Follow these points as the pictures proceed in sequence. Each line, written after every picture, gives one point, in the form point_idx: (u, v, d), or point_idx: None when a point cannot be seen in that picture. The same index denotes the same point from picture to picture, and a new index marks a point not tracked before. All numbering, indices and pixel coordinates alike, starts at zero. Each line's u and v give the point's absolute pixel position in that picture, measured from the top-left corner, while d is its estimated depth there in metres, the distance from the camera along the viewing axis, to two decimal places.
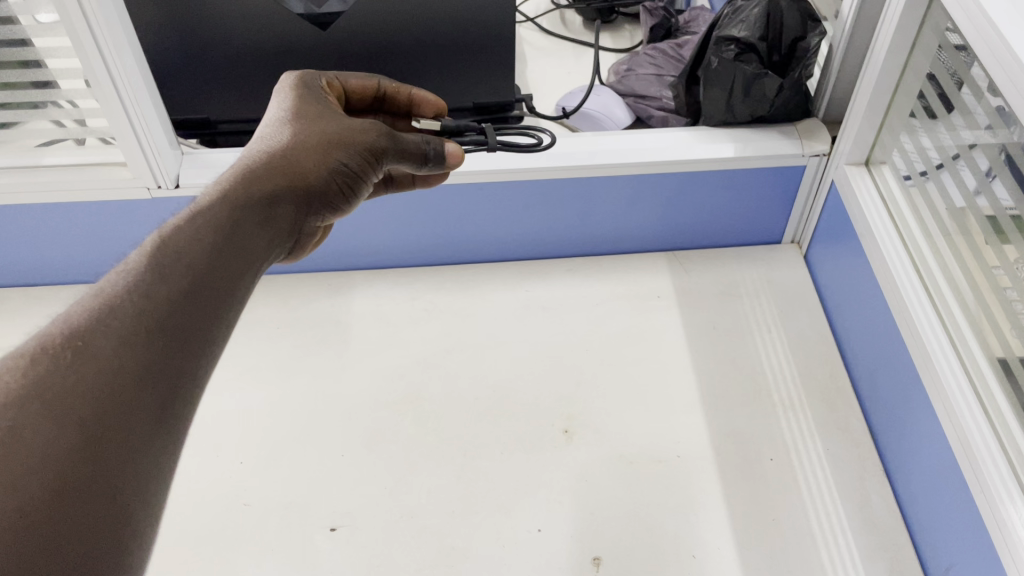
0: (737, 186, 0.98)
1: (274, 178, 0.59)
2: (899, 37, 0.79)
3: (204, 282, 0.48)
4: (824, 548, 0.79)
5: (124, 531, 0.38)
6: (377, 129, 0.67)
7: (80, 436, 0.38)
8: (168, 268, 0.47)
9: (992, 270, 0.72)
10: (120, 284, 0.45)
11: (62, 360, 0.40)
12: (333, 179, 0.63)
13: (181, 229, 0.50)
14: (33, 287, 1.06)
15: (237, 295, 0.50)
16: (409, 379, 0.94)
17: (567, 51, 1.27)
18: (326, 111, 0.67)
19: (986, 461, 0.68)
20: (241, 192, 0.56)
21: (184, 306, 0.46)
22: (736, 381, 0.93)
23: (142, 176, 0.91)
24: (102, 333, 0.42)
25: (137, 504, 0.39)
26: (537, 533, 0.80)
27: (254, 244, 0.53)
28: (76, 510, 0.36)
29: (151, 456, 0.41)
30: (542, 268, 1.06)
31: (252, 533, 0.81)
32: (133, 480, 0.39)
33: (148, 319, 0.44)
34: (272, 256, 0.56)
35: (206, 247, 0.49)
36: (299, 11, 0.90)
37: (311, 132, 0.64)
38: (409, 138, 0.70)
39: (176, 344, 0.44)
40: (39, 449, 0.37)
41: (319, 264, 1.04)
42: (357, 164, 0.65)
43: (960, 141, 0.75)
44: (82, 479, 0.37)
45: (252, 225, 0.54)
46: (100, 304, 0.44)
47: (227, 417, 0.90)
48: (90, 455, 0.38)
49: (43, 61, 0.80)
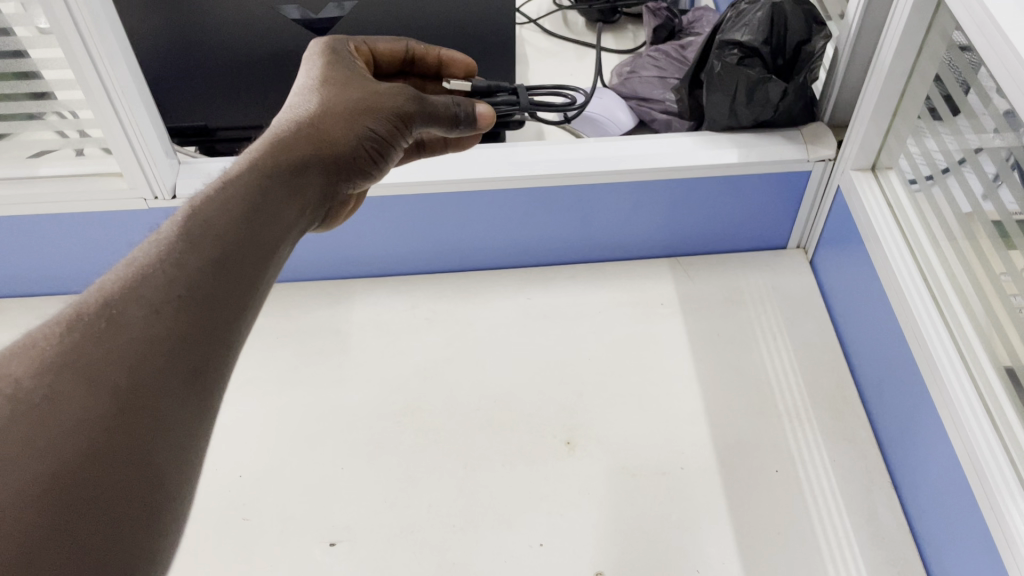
0: (743, 191, 0.97)
1: (302, 146, 0.58)
2: (904, 41, 0.77)
3: (234, 249, 0.48)
4: (830, 561, 0.78)
5: (159, 487, 0.39)
6: (407, 95, 0.66)
7: (113, 398, 0.39)
8: (200, 235, 0.47)
9: (999, 277, 0.71)
10: (152, 253, 0.46)
11: (94, 329, 0.41)
12: (365, 142, 0.62)
13: (211, 198, 0.50)
14: (32, 298, 1.06)
15: (270, 264, 0.50)
16: (409, 390, 0.93)
17: (570, 52, 1.25)
18: (355, 79, 0.66)
19: (993, 472, 0.67)
20: (271, 159, 0.55)
21: (213, 275, 0.46)
22: (741, 390, 0.92)
23: (138, 186, 0.90)
24: (133, 303, 0.43)
25: (171, 464, 0.40)
26: (539, 548, 0.79)
27: (283, 212, 0.53)
28: (107, 473, 0.37)
29: (183, 420, 0.41)
30: (544, 275, 1.05)
31: (251, 548, 0.80)
32: (167, 444, 0.40)
33: (178, 285, 0.44)
34: (303, 224, 0.56)
35: (236, 215, 0.50)
36: (295, 17, 0.89)
37: (338, 99, 0.63)
38: (436, 101, 0.69)
39: (210, 310, 0.45)
40: (74, 414, 0.38)
41: (319, 272, 1.03)
42: (388, 128, 0.64)
43: (965, 145, 0.73)
44: (115, 442, 0.38)
45: (281, 192, 0.54)
46: (132, 272, 0.44)
47: (227, 430, 0.90)
48: (122, 422, 0.39)
49: (38, 72, 0.80)
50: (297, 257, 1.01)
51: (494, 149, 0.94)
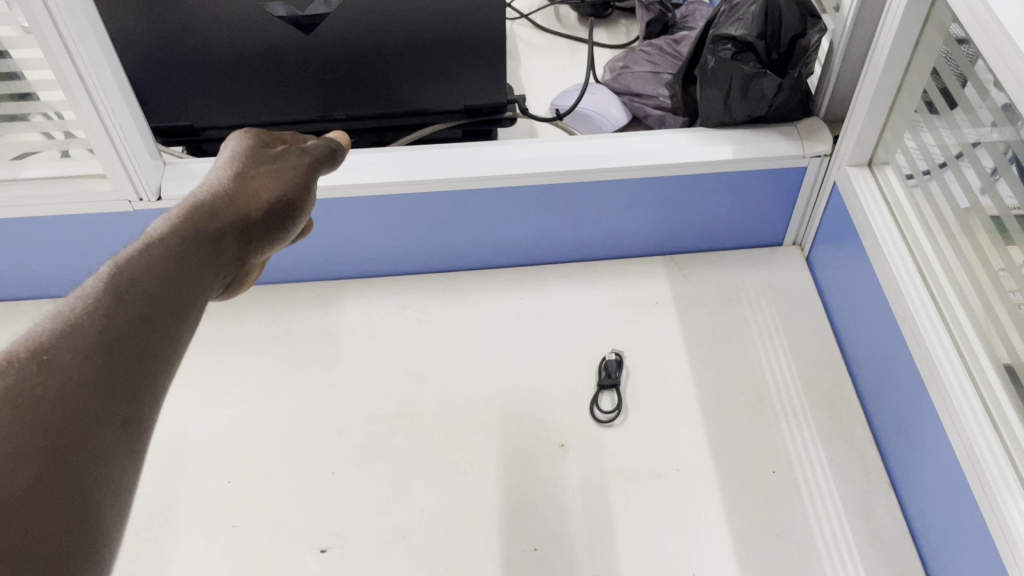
0: (738, 188, 0.95)
1: (221, 214, 0.57)
2: (900, 34, 0.76)
3: (161, 300, 0.47)
4: (829, 564, 0.77)
5: (92, 529, 0.37)
6: (319, 149, 0.68)
7: (50, 437, 0.38)
8: (127, 290, 0.46)
9: (997, 273, 0.70)
10: (79, 306, 0.44)
11: (29, 371, 0.39)
12: (279, 207, 0.61)
13: (135, 258, 0.48)
14: (18, 302, 1.04)
15: (190, 316, 0.49)
16: (401, 393, 0.91)
17: (562, 48, 1.23)
18: (260, 150, 0.66)
19: (993, 471, 0.66)
20: (189, 224, 0.54)
21: (142, 328, 0.45)
22: (737, 389, 0.91)
23: (123, 188, 0.89)
24: (64, 349, 0.41)
25: (105, 507, 0.38)
26: (534, 553, 0.78)
27: (201, 273, 0.51)
28: (40, 508, 0.35)
29: (113, 467, 0.40)
30: (537, 274, 1.04)
31: (241, 555, 0.79)
32: (98, 488, 0.38)
33: (107, 336, 0.43)
34: (218, 285, 0.54)
35: (160, 271, 0.48)
36: (281, 14, 0.86)
37: (248, 172, 0.62)
38: (317, 147, 0.68)
39: (138, 359, 0.44)
40: (10, 452, 0.36)
41: (309, 273, 1.02)
42: (300, 190, 0.64)
43: (962, 139, 0.72)
44: (48, 480, 0.36)
45: (200, 255, 0.52)
46: (59, 322, 0.43)
47: (216, 436, 0.88)
48: (58, 461, 0.37)
49: (19, 73, 0.78)
50: (286, 259, 0.99)
51: (485, 147, 0.92)
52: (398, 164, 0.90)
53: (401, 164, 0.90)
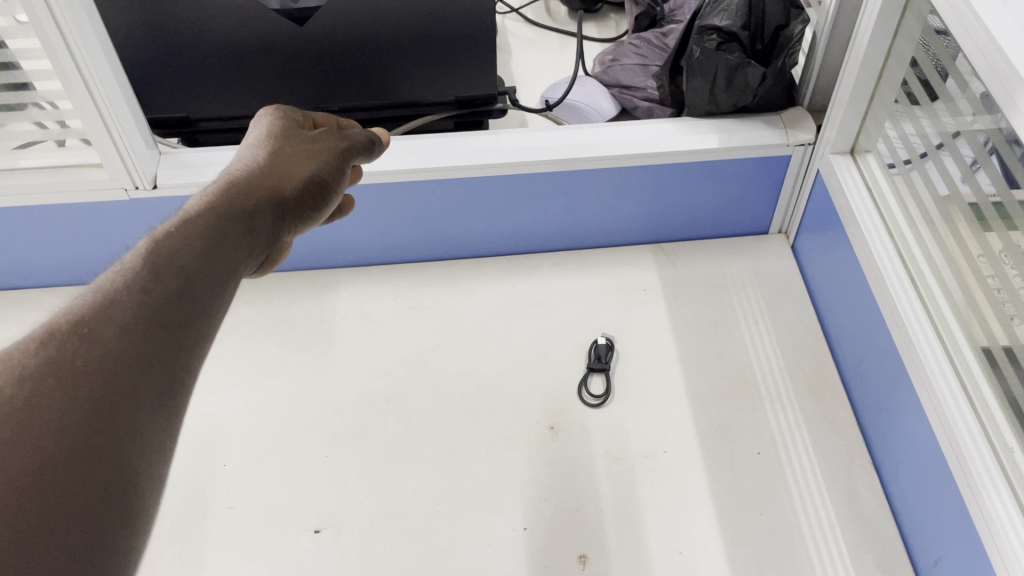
0: (724, 176, 0.97)
1: (254, 194, 0.57)
2: (880, 25, 0.77)
3: (197, 279, 0.47)
4: (811, 541, 0.79)
5: (133, 494, 0.38)
6: (356, 136, 0.69)
7: (89, 408, 0.38)
8: (162, 267, 0.46)
9: (976, 259, 0.71)
10: (118, 281, 0.45)
11: (71, 345, 0.40)
12: (311, 188, 0.62)
13: (172, 235, 0.49)
14: (16, 291, 1.06)
15: (225, 293, 0.49)
16: (393, 378, 0.93)
17: (552, 41, 1.25)
18: (296, 131, 0.66)
19: (969, 446, 0.68)
20: (225, 203, 0.54)
21: (178, 303, 0.45)
22: (723, 373, 0.93)
23: (119, 177, 0.90)
24: (104, 323, 0.42)
25: (144, 475, 0.39)
26: (523, 532, 0.80)
27: (237, 250, 0.52)
28: (78, 473, 0.36)
29: (154, 433, 0.40)
30: (527, 262, 1.05)
31: (237, 536, 0.81)
32: (136, 453, 0.39)
33: (145, 311, 0.44)
34: (254, 264, 0.54)
35: (195, 250, 0.49)
36: (275, 6, 0.88)
37: (283, 152, 0.63)
38: (355, 133, 0.69)
39: (175, 334, 0.44)
40: (52, 418, 0.37)
41: (303, 262, 1.03)
42: (333, 171, 0.64)
43: (942, 129, 0.74)
44: (89, 448, 0.37)
45: (235, 233, 0.52)
46: (98, 297, 0.43)
47: (212, 420, 0.90)
48: (97, 429, 0.38)
49: (15, 63, 0.79)
50: None
51: (476, 137, 0.94)
52: (390, 153, 0.91)
53: (392, 154, 0.92)
